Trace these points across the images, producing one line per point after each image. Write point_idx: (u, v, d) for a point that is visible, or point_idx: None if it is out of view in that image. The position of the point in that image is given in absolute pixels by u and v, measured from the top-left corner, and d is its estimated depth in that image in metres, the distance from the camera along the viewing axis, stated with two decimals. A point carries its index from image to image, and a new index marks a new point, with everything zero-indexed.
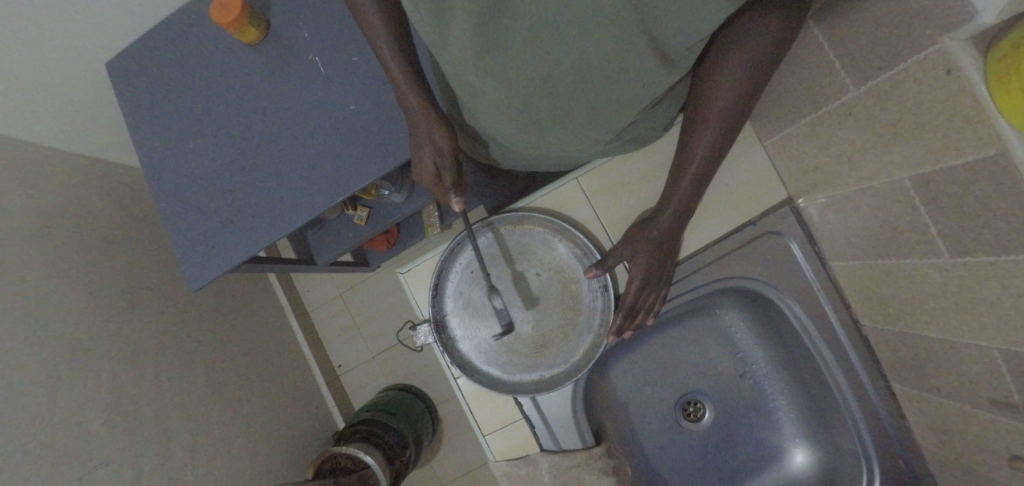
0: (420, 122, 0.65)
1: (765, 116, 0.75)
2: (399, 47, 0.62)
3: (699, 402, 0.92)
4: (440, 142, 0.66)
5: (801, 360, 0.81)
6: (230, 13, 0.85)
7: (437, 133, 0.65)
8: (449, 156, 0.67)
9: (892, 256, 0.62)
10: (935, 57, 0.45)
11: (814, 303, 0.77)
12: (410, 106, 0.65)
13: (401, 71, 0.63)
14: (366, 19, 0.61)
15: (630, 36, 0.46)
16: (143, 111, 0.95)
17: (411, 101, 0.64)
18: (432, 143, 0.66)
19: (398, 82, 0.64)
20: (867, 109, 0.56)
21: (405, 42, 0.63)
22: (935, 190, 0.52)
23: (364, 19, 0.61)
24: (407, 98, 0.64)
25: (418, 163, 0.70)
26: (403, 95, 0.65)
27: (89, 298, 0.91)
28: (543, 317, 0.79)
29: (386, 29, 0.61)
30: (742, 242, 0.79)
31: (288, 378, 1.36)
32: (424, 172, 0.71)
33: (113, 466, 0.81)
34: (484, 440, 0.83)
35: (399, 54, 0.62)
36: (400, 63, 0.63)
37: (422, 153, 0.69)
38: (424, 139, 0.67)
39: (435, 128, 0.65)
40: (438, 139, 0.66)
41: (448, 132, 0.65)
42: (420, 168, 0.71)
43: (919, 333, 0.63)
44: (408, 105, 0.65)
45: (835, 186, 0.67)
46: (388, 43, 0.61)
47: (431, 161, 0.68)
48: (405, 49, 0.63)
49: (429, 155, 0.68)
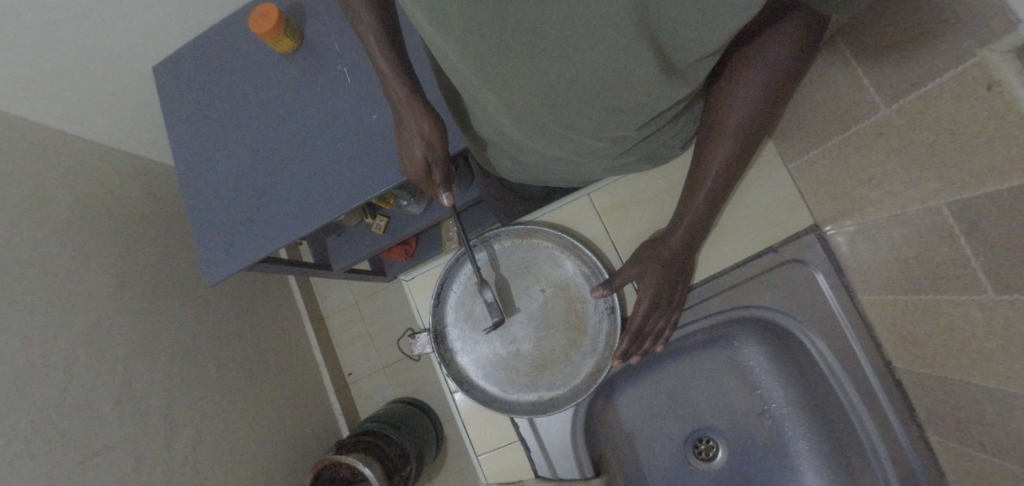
0: (408, 117, 0.65)
1: (790, 137, 0.71)
2: (389, 44, 0.62)
3: (711, 440, 0.86)
4: (431, 136, 0.66)
5: (825, 402, 0.74)
6: (267, 23, 0.89)
7: (427, 125, 0.65)
8: (439, 148, 0.67)
9: (927, 290, 0.56)
10: (973, 72, 0.41)
11: (841, 339, 0.70)
12: (396, 100, 0.65)
13: (391, 68, 0.62)
14: (352, 12, 0.60)
15: (638, 53, 0.44)
16: (180, 112, 1.00)
17: (399, 96, 0.64)
18: (421, 138, 0.66)
19: (387, 78, 0.63)
20: (898, 129, 0.52)
21: (394, 38, 0.62)
22: (976, 217, 0.47)
23: (353, 12, 0.60)
24: (395, 93, 0.64)
25: (407, 154, 0.70)
26: (390, 90, 0.64)
27: (112, 286, 0.95)
28: (545, 336, 0.76)
29: (374, 22, 0.60)
30: (761, 269, 0.74)
31: (298, 382, 1.37)
32: (413, 167, 0.70)
33: (116, 452, 0.83)
34: (477, 460, 0.80)
35: (389, 51, 0.62)
36: (389, 59, 0.62)
37: (411, 149, 0.69)
38: (411, 133, 0.67)
39: (425, 123, 0.65)
40: (427, 131, 0.66)
41: (437, 125, 0.65)
42: (407, 163, 0.71)
43: (960, 379, 0.56)
44: (396, 100, 0.65)
45: (865, 213, 0.62)
46: (378, 39, 0.61)
47: (420, 154, 0.68)
48: (395, 45, 0.62)
49: (418, 150, 0.68)
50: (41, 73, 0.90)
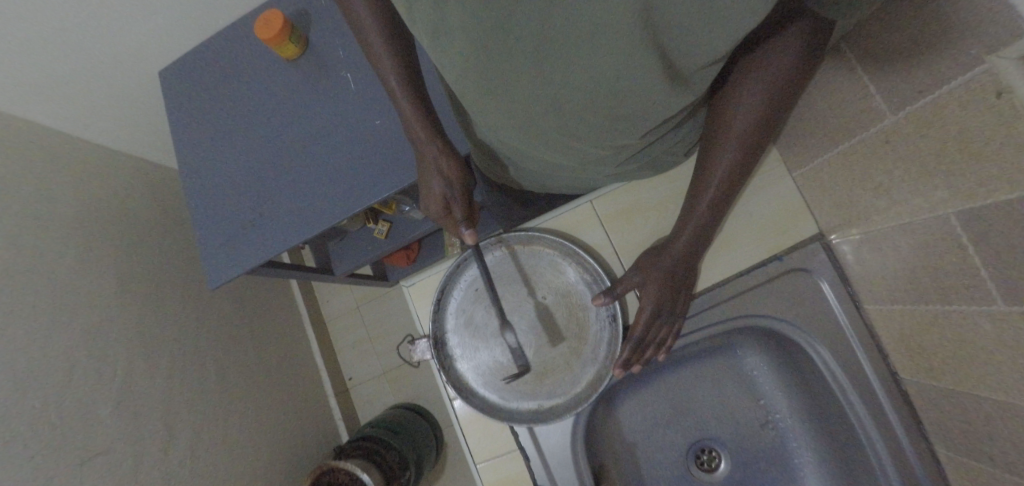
0: (427, 154, 0.64)
1: (795, 144, 0.70)
2: (407, 78, 0.60)
3: (713, 450, 0.84)
4: (451, 174, 0.65)
5: (829, 414, 0.73)
6: (272, 29, 0.90)
7: (447, 163, 0.64)
8: (458, 185, 0.66)
9: (935, 301, 0.55)
10: (982, 79, 0.40)
11: (846, 350, 0.69)
12: (416, 137, 0.64)
13: (411, 106, 0.61)
14: (369, 46, 0.59)
15: (641, 61, 0.44)
16: (184, 116, 1.00)
17: (419, 134, 0.63)
18: (440, 175, 0.65)
19: (406, 115, 0.62)
20: (906, 137, 0.51)
21: (412, 71, 0.61)
22: (985, 226, 0.46)
23: (372, 50, 0.59)
24: (415, 131, 0.63)
25: (427, 191, 0.69)
26: (410, 127, 0.64)
27: (113, 288, 0.96)
28: (546, 344, 0.75)
29: (393, 59, 0.59)
30: (765, 278, 0.73)
31: (298, 386, 1.37)
32: (433, 204, 0.69)
33: (114, 454, 0.83)
34: (474, 468, 0.79)
35: (406, 84, 0.60)
36: (407, 94, 0.61)
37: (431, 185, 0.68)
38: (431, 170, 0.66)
39: (444, 161, 0.64)
40: (447, 169, 0.65)
41: (457, 163, 0.64)
42: (428, 198, 0.70)
43: (969, 393, 0.55)
44: (415, 136, 0.64)
45: (870, 221, 0.61)
46: (395, 75, 0.60)
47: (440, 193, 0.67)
48: (412, 78, 0.61)
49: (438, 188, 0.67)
50: (42, 76, 0.91)
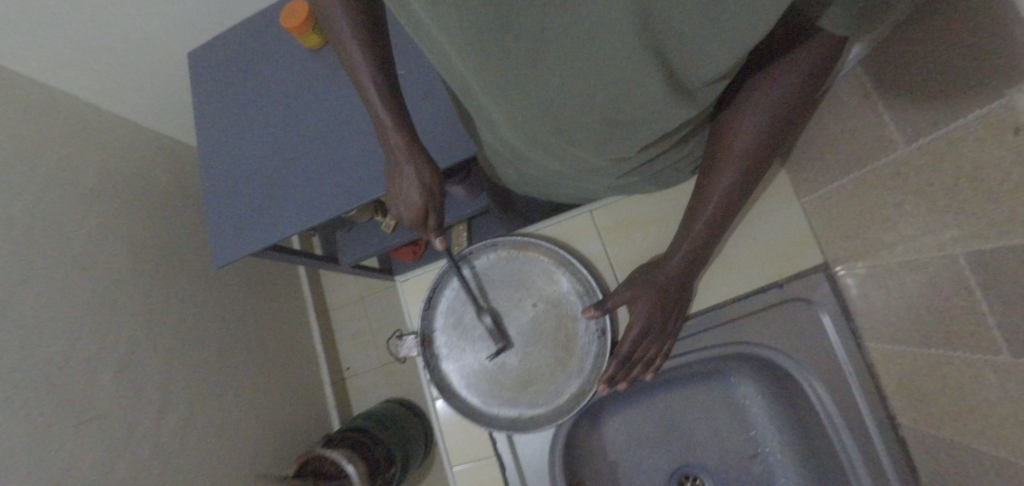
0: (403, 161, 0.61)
1: (803, 170, 0.68)
2: (382, 78, 0.56)
3: (698, 478, 0.80)
4: (428, 180, 0.62)
5: (819, 452, 0.69)
6: (296, 20, 0.92)
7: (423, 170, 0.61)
8: (436, 194, 0.63)
9: (938, 345, 0.52)
10: (1000, 113, 0.38)
11: (843, 387, 0.66)
12: (392, 142, 0.60)
13: (386, 108, 0.57)
14: (334, 28, 0.53)
15: (637, 69, 0.42)
16: (206, 98, 1.03)
17: (397, 139, 0.59)
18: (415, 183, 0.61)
19: (382, 120, 0.58)
20: (917, 170, 0.49)
21: (388, 71, 0.57)
22: (993, 270, 0.43)
23: (337, 31, 0.53)
24: (390, 133, 0.59)
25: (399, 200, 0.65)
26: (385, 129, 0.59)
27: (123, 260, 0.99)
28: (532, 352, 0.74)
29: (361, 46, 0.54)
30: (765, 305, 0.71)
31: (295, 371, 1.39)
32: (406, 213, 0.65)
33: (108, 420, 0.85)
34: (451, 470, 0.78)
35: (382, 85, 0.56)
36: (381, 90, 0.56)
37: (404, 194, 0.64)
38: (405, 178, 0.62)
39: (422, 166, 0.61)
40: (424, 176, 0.61)
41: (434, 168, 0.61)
42: (399, 209, 0.66)
43: (971, 445, 0.51)
44: (391, 140, 0.60)
45: (876, 256, 0.59)
46: (363, 61, 0.54)
47: (415, 203, 0.63)
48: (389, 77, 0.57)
49: (409, 197, 0.63)
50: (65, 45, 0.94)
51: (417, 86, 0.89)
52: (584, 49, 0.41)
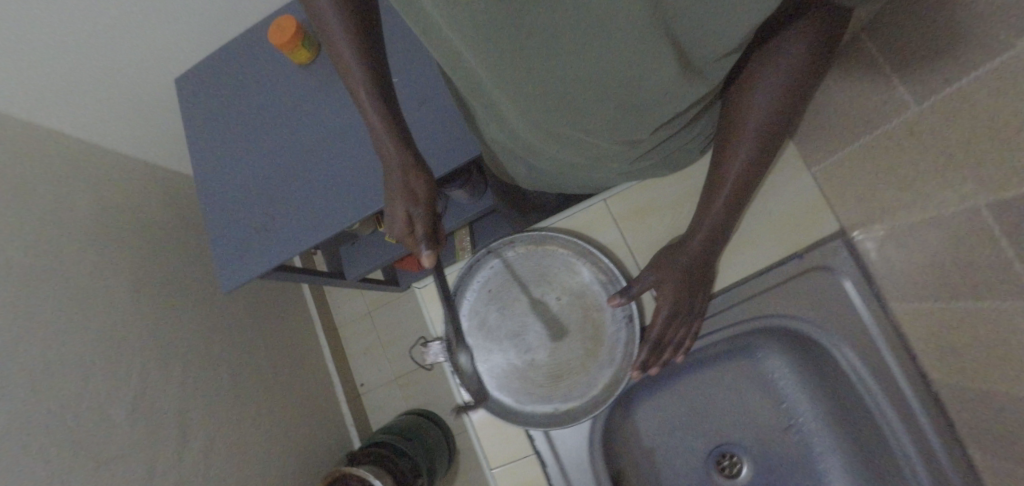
0: (394, 169, 0.59)
1: (813, 140, 0.69)
2: (376, 84, 0.55)
3: (735, 455, 0.81)
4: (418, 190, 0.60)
5: (854, 416, 0.70)
6: (285, 35, 0.91)
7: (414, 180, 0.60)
8: (425, 203, 0.61)
9: (966, 296, 0.53)
10: (1012, 63, 0.39)
11: (871, 348, 0.67)
12: (383, 150, 0.58)
13: (380, 115, 0.56)
14: (327, 31, 0.52)
15: (655, 51, 0.43)
16: (198, 121, 1.01)
17: (389, 146, 0.58)
18: (405, 192, 0.60)
19: (375, 127, 0.57)
20: (931, 127, 0.50)
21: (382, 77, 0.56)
22: (1018, 216, 0.44)
23: (328, 35, 0.52)
24: (382, 141, 0.58)
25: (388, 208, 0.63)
26: (376, 136, 0.58)
27: (126, 293, 0.97)
28: (562, 345, 0.74)
29: (356, 52, 0.52)
30: (786, 276, 0.72)
31: (309, 392, 1.36)
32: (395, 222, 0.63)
33: (126, 459, 0.83)
34: (490, 472, 0.78)
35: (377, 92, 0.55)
36: (374, 97, 0.55)
37: (393, 202, 0.62)
38: (396, 186, 0.60)
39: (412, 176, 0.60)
40: (415, 185, 0.60)
41: (425, 179, 0.60)
42: (388, 216, 0.64)
43: (1006, 391, 0.52)
44: (383, 148, 0.58)
45: (895, 217, 0.60)
46: (357, 68, 0.53)
47: (404, 211, 0.61)
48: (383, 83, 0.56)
49: (399, 206, 0.61)
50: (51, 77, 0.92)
51: (415, 91, 0.88)
52: (601, 35, 0.41)
